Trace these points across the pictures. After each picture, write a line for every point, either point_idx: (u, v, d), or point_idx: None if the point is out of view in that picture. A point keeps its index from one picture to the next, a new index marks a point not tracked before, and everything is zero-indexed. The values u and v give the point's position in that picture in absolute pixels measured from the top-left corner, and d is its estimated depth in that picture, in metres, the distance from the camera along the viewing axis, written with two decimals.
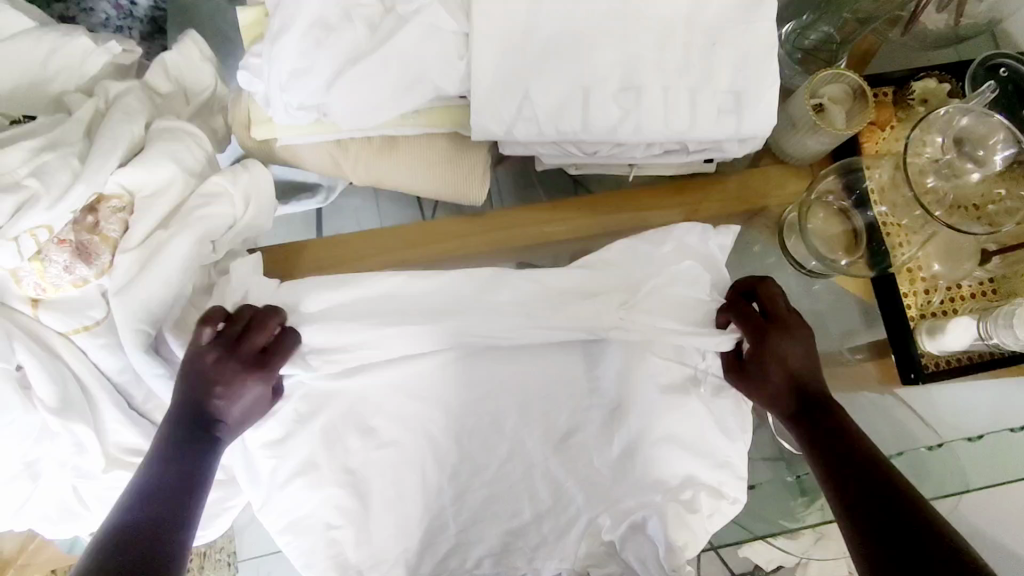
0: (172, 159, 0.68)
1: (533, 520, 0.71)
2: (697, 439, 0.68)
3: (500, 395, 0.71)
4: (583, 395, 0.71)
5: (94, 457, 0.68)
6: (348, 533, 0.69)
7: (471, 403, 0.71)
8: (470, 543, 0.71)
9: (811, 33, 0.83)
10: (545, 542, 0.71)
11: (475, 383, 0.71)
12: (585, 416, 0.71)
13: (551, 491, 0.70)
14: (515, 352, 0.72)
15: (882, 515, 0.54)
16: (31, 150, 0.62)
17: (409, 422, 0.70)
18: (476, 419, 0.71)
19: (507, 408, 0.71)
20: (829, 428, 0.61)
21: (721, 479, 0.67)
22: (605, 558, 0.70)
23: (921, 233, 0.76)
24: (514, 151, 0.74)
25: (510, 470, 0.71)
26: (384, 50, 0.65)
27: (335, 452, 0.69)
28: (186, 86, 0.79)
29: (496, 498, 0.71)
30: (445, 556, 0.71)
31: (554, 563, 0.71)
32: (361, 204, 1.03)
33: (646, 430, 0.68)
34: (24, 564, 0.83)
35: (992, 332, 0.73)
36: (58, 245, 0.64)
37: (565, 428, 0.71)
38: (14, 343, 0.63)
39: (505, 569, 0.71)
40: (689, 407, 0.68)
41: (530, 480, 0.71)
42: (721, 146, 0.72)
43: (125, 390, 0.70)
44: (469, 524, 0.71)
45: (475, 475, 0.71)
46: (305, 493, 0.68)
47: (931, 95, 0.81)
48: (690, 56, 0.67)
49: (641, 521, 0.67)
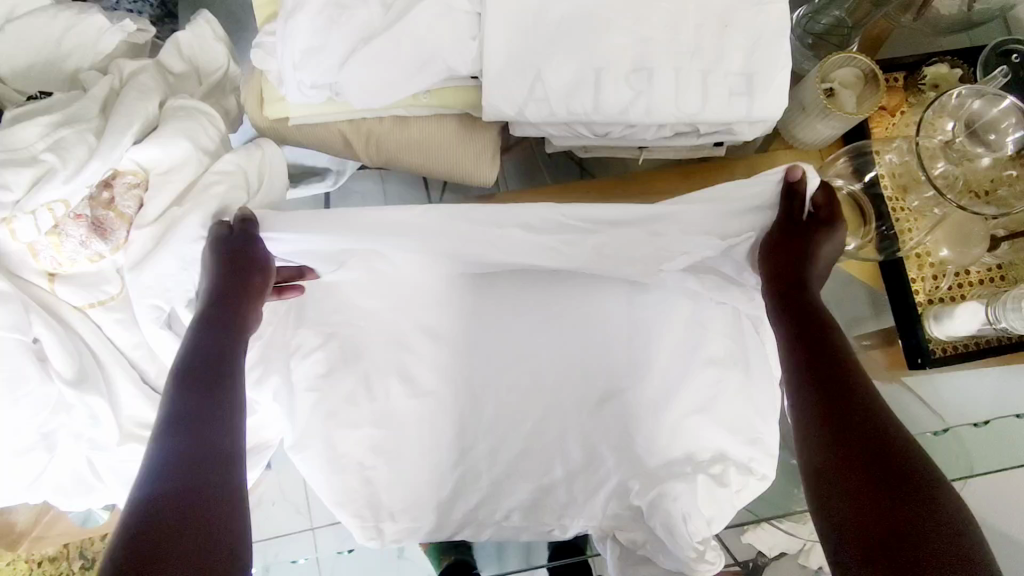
0: (187, 137, 0.68)
1: (564, 478, 0.75)
2: (734, 416, 0.68)
3: (539, 357, 0.78)
4: (619, 360, 0.75)
5: (109, 430, 0.70)
6: (382, 473, 0.73)
7: (503, 364, 0.78)
8: (499, 495, 0.76)
9: (822, 17, 0.84)
10: (575, 501, 0.74)
11: (515, 344, 0.78)
12: (620, 381, 0.75)
13: (583, 451, 0.75)
14: (555, 316, 0.77)
15: (880, 479, 0.51)
16: (48, 126, 0.63)
17: (448, 374, 0.78)
18: (512, 379, 0.78)
19: (544, 369, 0.78)
20: (838, 368, 0.57)
21: (750, 454, 0.66)
22: (631, 521, 0.70)
23: (928, 217, 0.78)
24: (525, 132, 0.74)
25: (546, 429, 0.76)
26: (396, 30, 0.65)
27: (377, 398, 0.75)
28: (200, 67, 0.80)
29: (530, 453, 0.76)
30: (478, 505, 0.76)
31: (582, 521, 0.72)
32: (369, 188, 1.04)
33: (672, 403, 0.72)
34: (38, 536, 0.87)
35: (1001, 316, 0.72)
36: (75, 220, 0.65)
37: (601, 393, 0.75)
38: (31, 316, 0.63)
39: (534, 523, 0.74)
40: (710, 373, 0.70)
41: (564, 440, 0.75)
42: (732, 129, 0.72)
43: (138, 365, 0.71)
44: (501, 477, 0.76)
45: (511, 429, 0.77)
46: (343, 433, 0.72)
47: (943, 81, 0.81)
48: (703, 38, 0.67)
49: (670, 491, 0.67)
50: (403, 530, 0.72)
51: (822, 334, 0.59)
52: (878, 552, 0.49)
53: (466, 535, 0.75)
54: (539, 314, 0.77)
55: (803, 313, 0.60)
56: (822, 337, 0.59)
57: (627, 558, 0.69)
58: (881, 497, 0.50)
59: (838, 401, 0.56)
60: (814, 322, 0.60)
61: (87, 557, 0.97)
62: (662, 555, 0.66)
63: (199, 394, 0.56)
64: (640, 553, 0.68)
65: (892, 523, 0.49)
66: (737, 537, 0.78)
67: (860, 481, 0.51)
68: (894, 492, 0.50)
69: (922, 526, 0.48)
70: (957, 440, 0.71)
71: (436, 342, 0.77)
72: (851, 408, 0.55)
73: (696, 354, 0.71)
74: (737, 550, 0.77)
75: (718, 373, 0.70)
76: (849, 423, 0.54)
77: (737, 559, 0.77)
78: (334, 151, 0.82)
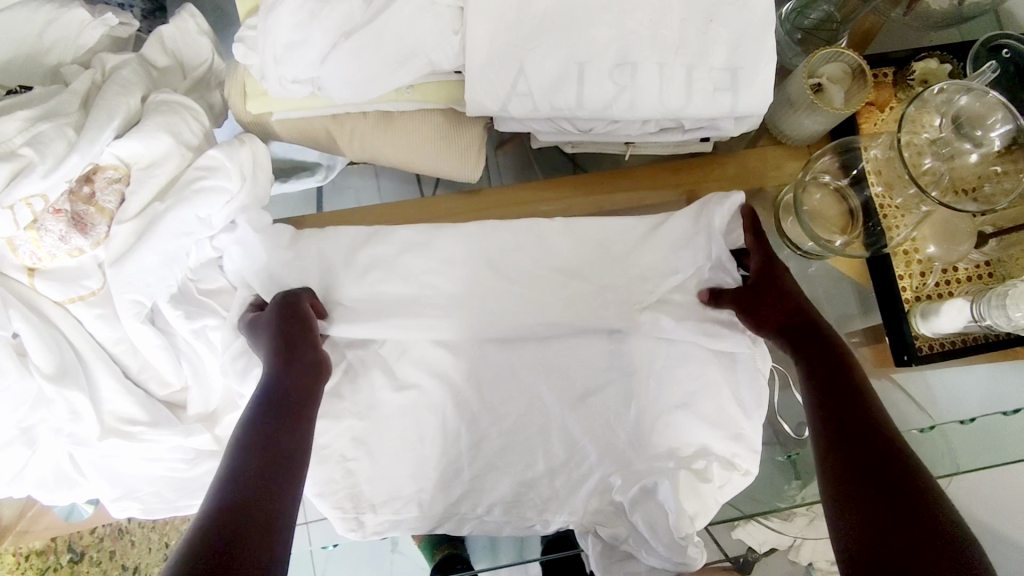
0: (169, 132, 0.68)
1: (546, 473, 0.74)
2: (716, 408, 0.70)
3: (524, 348, 0.75)
4: (605, 355, 0.74)
5: (90, 425, 0.69)
6: (363, 465, 0.73)
7: (488, 352, 0.75)
8: (482, 490, 0.74)
9: (811, 11, 0.83)
10: (556, 496, 0.73)
11: (498, 334, 0.75)
12: (608, 377, 0.73)
13: (566, 446, 0.73)
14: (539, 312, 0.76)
15: (883, 472, 0.53)
16: (27, 120, 0.63)
17: (433, 368, 0.75)
18: (496, 371, 0.75)
19: (530, 363, 0.75)
20: (854, 397, 0.60)
21: (733, 450, 0.69)
22: (612, 517, 0.72)
23: (914, 213, 0.77)
24: (509, 127, 0.74)
25: (528, 423, 0.74)
26: (377, 24, 0.65)
27: (360, 389, 0.74)
28: (184, 60, 0.79)
29: (513, 448, 0.74)
30: (458, 499, 0.74)
31: (564, 516, 0.73)
32: (360, 182, 1.04)
33: (660, 394, 0.71)
34: (22, 530, 0.92)
35: (985, 314, 0.71)
36: (54, 215, 0.64)
37: (584, 388, 0.74)
38: (10, 311, 0.65)
39: (515, 518, 0.75)
40: (700, 372, 0.71)
41: (547, 434, 0.74)
42: (717, 124, 0.72)
43: (119, 360, 0.71)
44: (483, 472, 0.74)
45: (494, 424, 0.74)
46: (325, 423, 0.73)
47: (931, 76, 0.80)
48: (687, 33, 0.66)
49: (652, 486, 0.69)
50: (385, 522, 0.74)
51: (835, 361, 0.64)
52: (880, 541, 0.49)
53: (447, 528, 0.75)
54: (519, 308, 0.75)
55: (812, 344, 0.66)
56: (834, 363, 0.64)
57: (609, 555, 0.72)
58: (891, 486, 0.52)
59: (852, 426, 0.58)
60: (824, 351, 0.65)
61: (76, 551, 0.96)
62: (644, 549, 0.69)
63: (280, 422, 0.60)
64: (622, 548, 0.71)
65: (899, 511, 0.50)
66: (727, 532, 0.78)
67: (866, 478, 0.53)
68: (901, 482, 0.52)
69: (924, 511, 0.50)
70: (942, 437, 0.71)
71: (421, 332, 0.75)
72: (868, 430, 0.57)
73: (681, 347, 0.72)
74: (729, 546, 0.78)
75: (700, 366, 0.71)
76: (860, 432, 0.57)
77: (728, 555, 0.78)
78: (321, 147, 0.82)
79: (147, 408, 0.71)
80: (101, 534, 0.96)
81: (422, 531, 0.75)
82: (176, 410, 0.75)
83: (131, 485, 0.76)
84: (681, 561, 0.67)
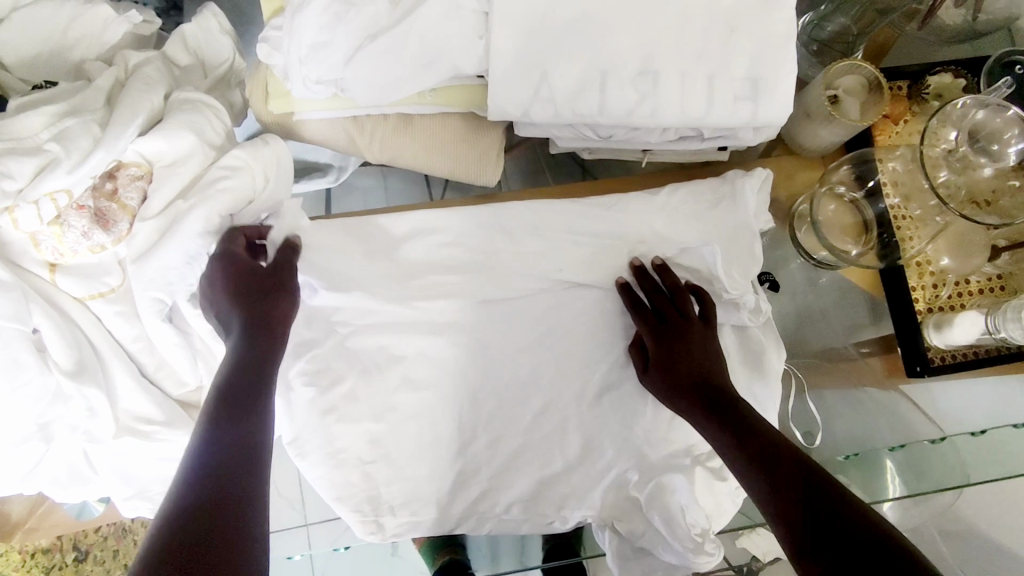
0: (192, 130, 0.68)
1: (564, 472, 0.73)
2: None
3: (541, 347, 0.75)
4: (620, 354, 0.74)
5: (104, 422, 0.70)
6: (381, 468, 0.74)
7: (501, 354, 0.75)
8: (500, 489, 0.74)
9: (828, 24, 0.84)
10: (575, 492, 0.73)
11: (511, 333, 0.76)
12: (623, 375, 0.73)
13: (583, 445, 0.73)
14: (552, 310, 0.76)
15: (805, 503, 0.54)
16: (52, 116, 0.63)
17: (446, 366, 0.75)
18: (511, 369, 0.75)
19: (547, 361, 0.75)
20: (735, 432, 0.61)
21: None
22: (629, 512, 0.72)
23: (930, 225, 0.77)
24: (529, 133, 0.75)
25: (546, 421, 0.74)
26: (403, 28, 0.65)
27: (375, 390, 0.74)
28: (205, 60, 0.79)
29: (530, 447, 0.74)
30: (476, 500, 0.74)
31: (582, 512, 0.73)
32: (371, 185, 1.06)
33: None
34: (31, 527, 0.87)
35: (1000, 326, 0.72)
36: (77, 211, 0.65)
37: (601, 384, 0.74)
38: (31, 305, 0.64)
39: (533, 516, 0.74)
40: None
41: (564, 432, 0.73)
42: (735, 134, 0.73)
43: (136, 358, 0.72)
44: (501, 471, 0.74)
45: (511, 423, 0.74)
46: (342, 427, 0.73)
47: (945, 91, 0.81)
48: (709, 42, 0.67)
49: (668, 482, 0.69)
50: (404, 524, 0.74)
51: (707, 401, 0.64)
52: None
53: (466, 528, 0.75)
54: (537, 307, 0.76)
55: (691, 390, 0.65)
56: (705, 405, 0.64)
57: (624, 552, 0.70)
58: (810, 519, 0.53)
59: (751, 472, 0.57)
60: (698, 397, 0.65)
61: (81, 550, 0.99)
62: (660, 545, 0.69)
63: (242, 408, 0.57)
64: (638, 544, 0.70)
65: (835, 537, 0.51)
66: (731, 542, 0.72)
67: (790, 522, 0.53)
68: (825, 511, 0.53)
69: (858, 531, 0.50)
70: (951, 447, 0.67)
71: (434, 335, 0.75)
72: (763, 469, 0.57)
73: None
74: (732, 555, 0.72)
75: None
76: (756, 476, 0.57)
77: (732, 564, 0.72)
78: (340, 148, 0.82)
79: (162, 408, 0.74)
80: (106, 532, 0.98)
81: (441, 532, 0.75)
82: (191, 410, 0.77)
83: (143, 484, 0.77)
84: (696, 558, 0.66)
